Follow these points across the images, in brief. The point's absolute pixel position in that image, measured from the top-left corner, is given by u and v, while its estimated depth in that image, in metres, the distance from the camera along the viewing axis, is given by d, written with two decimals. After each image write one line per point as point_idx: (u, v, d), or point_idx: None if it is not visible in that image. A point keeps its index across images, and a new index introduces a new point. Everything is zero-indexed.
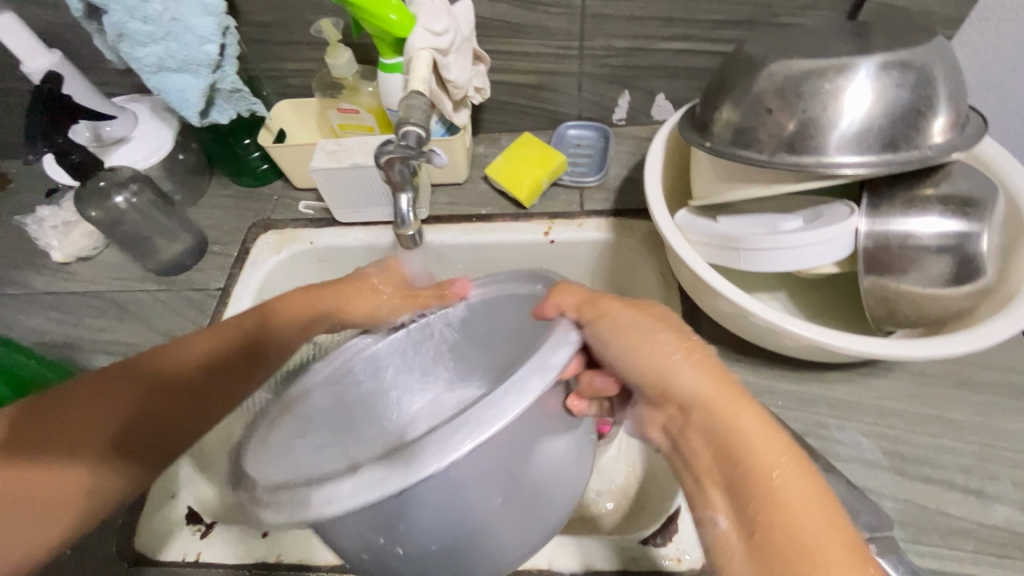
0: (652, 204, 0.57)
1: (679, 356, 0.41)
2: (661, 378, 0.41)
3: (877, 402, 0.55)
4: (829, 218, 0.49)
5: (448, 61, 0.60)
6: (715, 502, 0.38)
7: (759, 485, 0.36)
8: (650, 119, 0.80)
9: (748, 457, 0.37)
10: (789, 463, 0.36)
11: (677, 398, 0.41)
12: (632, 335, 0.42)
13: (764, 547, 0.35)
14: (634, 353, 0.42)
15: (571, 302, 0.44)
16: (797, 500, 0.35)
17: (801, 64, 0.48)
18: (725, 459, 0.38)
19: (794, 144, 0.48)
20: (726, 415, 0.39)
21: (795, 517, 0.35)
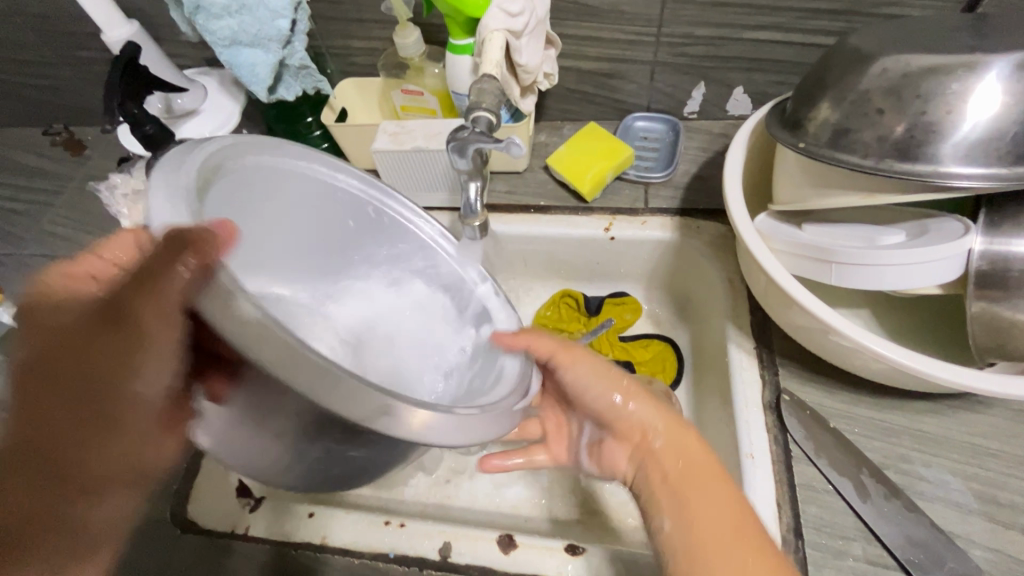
0: (731, 206, 0.53)
1: (638, 396, 0.50)
2: (630, 416, 0.50)
3: (969, 438, 0.50)
4: (939, 235, 0.44)
5: (520, 45, 0.58)
6: (660, 506, 0.45)
7: (683, 477, 0.45)
8: (725, 114, 0.76)
9: (683, 470, 0.45)
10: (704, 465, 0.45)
11: (638, 432, 0.49)
12: (596, 367, 0.52)
13: (687, 525, 0.42)
14: (605, 385, 0.51)
15: (545, 346, 0.50)
16: (709, 491, 0.43)
17: (921, 59, 0.43)
18: (671, 474, 0.46)
19: (905, 150, 0.43)
20: (667, 435, 0.48)
21: (711, 502, 0.43)
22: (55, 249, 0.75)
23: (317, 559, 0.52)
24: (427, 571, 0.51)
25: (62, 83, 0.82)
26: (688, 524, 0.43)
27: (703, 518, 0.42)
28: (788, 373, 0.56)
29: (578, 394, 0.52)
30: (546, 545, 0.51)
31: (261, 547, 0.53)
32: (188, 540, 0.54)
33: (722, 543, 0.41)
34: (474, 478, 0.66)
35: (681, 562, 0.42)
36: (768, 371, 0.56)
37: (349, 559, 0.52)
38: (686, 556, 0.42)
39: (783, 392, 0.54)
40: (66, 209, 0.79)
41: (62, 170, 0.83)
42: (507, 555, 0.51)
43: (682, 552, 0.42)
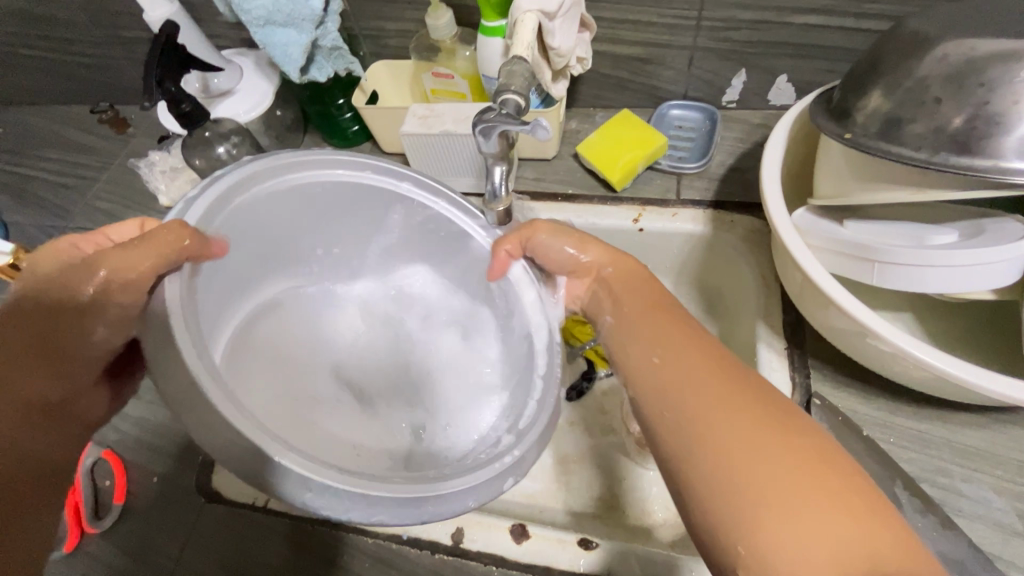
0: (768, 199, 0.50)
1: (592, 244, 0.50)
2: (582, 261, 0.50)
3: (1015, 455, 0.47)
4: (996, 235, 0.41)
5: (554, 26, 0.56)
6: (606, 312, 0.48)
7: (628, 294, 0.47)
8: (766, 103, 0.72)
9: (628, 287, 0.47)
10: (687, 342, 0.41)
11: (594, 271, 0.50)
12: (561, 236, 0.50)
13: (649, 351, 0.42)
14: (564, 240, 0.50)
15: (515, 240, 0.49)
16: (648, 304, 0.45)
17: (987, 45, 0.39)
18: (618, 294, 0.47)
19: (964, 143, 0.40)
20: (619, 264, 0.49)
21: (648, 312, 0.44)
22: (97, 222, 0.78)
23: (333, 536, 0.53)
24: (439, 555, 0.51)
25: (107, 62, 0.85)
26: (681, 391, 0.38)
27: (644, 318, 0.44)
28: (821, 376, 0.53)
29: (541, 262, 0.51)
30: (559, 537, 0.50)
31: (279, 520, 0.54)
32: (210, 508, 0.56)
33: (660, 340, 0.42)
34: None
35: (619, 352, 0.44)
36: (799, 374, 0.53)
37: (363, 538, 0.53)
38: (629, 352, 0.43)
39: (814, 396, 0.52)
40: (108, 184, 0.82)
41: (105, 147, 0.86)
42: (519, 545, 0.50)
43: (673, 418, 0.38)
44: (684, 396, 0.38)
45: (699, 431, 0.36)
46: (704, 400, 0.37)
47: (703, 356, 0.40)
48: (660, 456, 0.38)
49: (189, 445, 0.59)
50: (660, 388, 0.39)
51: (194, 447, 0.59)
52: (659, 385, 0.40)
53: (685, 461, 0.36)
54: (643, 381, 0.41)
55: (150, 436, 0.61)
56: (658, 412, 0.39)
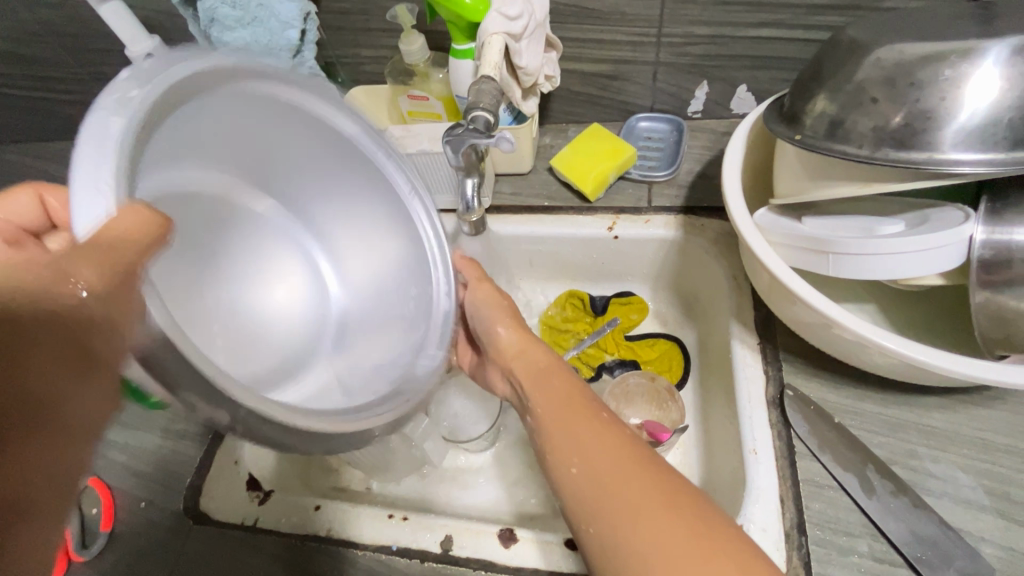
0: (729, 200, 0.53)
1: (511, 325, 0.55)
2: (501, 338, 0.55)
3: (980, 433, 0.49)
4: (938, 223, 0.44)
5: (520, 47, 0.59)
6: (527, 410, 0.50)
7: (539, 386, 0.49)
8: (730, 112, 0.76)
9: (541, 380, 0.50)
10: (602, 441, 0.42)
11: (509, 353, 0.54)
12: (500, 309, 0.57)
13: (569, 453, 0.43)
14: (494, 314, 0.56)
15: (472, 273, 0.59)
16: (563, 392, 0.48)
17: (917, 48, 0.42)
18: (533, 382, 0.50)
19: (902, 139, 0.43)
20: (531, 356, 0.53)
21: (563, 399, 0.47)
22: None
23: (324, 551, 0.53)
24: (428, 563, 0.52)
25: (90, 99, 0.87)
26: (604, 498, 0.39)
27: (556, 411, 0.46)
28: (793, 369, 0.55)
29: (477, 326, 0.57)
30: (546, 540, 0.51)
31: (269, 538, 0.54)
32: (199, 531, 0.56)
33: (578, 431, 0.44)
34: (478, 476, 0.67)
35: (541, 451, 0.45)
36: (772, 367, 0.55)
37: (353, 551, 0.53)
38: (549, 450, 0.44)
39: (786, 387, 0.54)
40: None
41: None
42: (507, 549, 0.51)
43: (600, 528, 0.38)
44: (607, 487, 0.39)
45: (632, 529, 0.37)
46: (629, 491, 0.38)
47: (615, 441, 0.42)
48: None
49: (178, 469, 0.60)
50: (587, 491, 0.40)
51: (182, 471, 0.60)
52: (586, 484, 0.40)
53: None
54: (574, 490, 0.41)
55: (137, 463, 0.61)
56: (583, 511, 0.40)
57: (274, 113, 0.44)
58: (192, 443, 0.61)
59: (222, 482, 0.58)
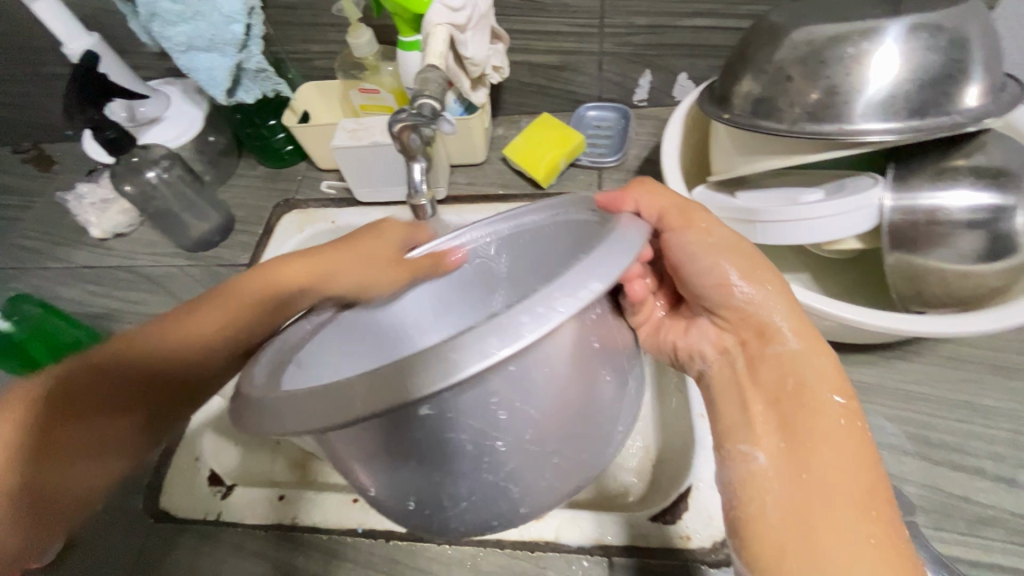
0: (668, 179, 0.56)
1: (767, 285, 0.41)
2: (743, 300, 0.41)
3: (903, 385, 0.53)
4: (852, 189, 0.48)
5: (465, 38, 0.61)
6: (761, 446, 0.37)
7: (810, 432, 0.36)
8: (673, 100, 0.79)
9: (812, 432, 0.36)
10: (867, 531, 0.33)
11: (751, 328, 0.41)
12: (707, 251, 0.42)
13: (808, 520, 0.34)
14: (727, 270, 0.42)
15: (654, 204, 0.45)
16: (829, 446, 0.35)
17: (825, 29, 0.46)
18: (781, 412, 0.37)
19: (816, 113, 0.46)
20: (803, 369, 0.38)
21: (828, 456, 0.35)
22: (24, 260, 0.77)
23: (289, 538, 0.54)
24: (395, 542, 0.53)
25: (27, 100, 0.84)
26: None
27: (818, 497, 0.34)
28: None
29: (681, 269, 0.44)
30: None
31: (235, 530, 0.55)
32: (163, 528, 0.55)
33: (845, 529, 0.33)
34: None
35: (756, 500, 0.36)
36: None
37: (320, 536, 0.54)
38: (801, 519, 0.34)
39: None
40: (36, 221, 0.81)
41: (32, 185, 0.85)
42: None
43: None
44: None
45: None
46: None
47: (880, 550, 0.32)
48: None
49: (137, 469, 0.59)
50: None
51: (141, 472, 0.59)
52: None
53: None
54: (804, 570, 0.32)
55: None
56: None
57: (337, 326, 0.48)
58: None
59: (183, 479, 0.58)
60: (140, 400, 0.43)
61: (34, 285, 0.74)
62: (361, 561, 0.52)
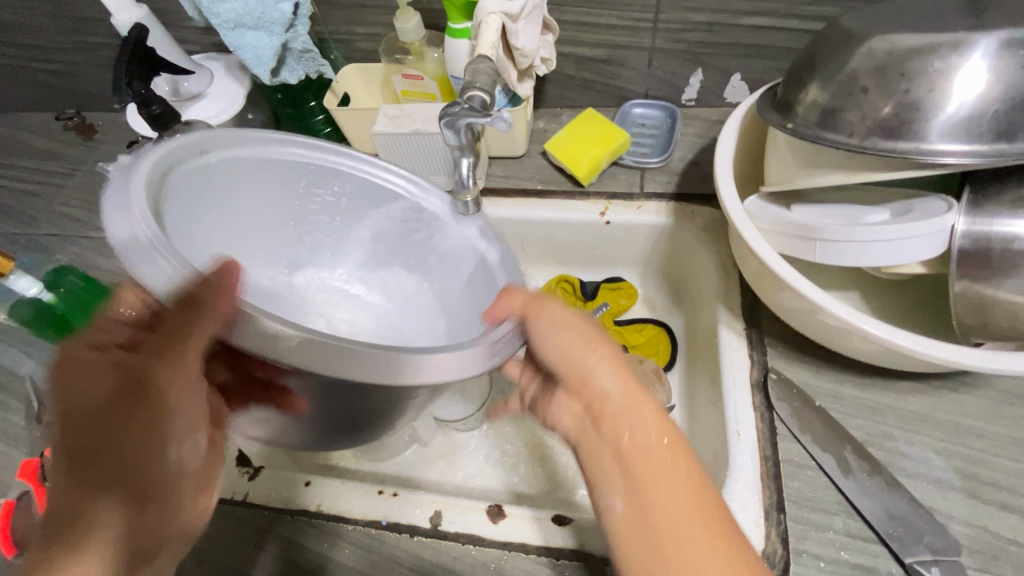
0: (720, 186, 0.54)
1: (602, 350, 0.45)
2: (583, 372, 0.45)
3: (952, 417, 0.51)
4: (921, 213, 0.45)
5: (518, 28, 0.59)
6: (613, 493, 0.42)
7: (637, 442, 0.42)
8: (723, 101, 0.76)
9: (643, 456, 0.41)
10: (722, 556, 0.37)
11: (594, 397, 0.45)
12: (567, 330, 0.46)
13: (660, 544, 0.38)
14: (566, 344, 0.46)
15: (517, 303, 0.46)
16: (677, 478, 0.40)
17: (907, 39, 0.43)
18: (624, 457, 0.42)
19: (890, 129, 0.44)
20: (635, 422, 0.43)
21: (654, 458, 0.41)
22: (66, 228, 0.78)
23: (313, 525, 0.54)
24: (419, 538, 0.53)
25: (73, 68, 0.85)
26: None
27: (668, 521, 0.39)
28: (777, 353, 0.56)
29: (540, 351, 0.47)
30: (534, 516, 0.52)
31: (260, 512, 0.55)
32: None
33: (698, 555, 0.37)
34: (467, 454, 0.68)
35: (608, 501, 0.42)
36: (757, 351, 0.56)
37: (343, 526, 0.54)
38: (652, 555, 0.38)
39: (770, 370, 0.55)
40: (78, 189, 0.82)
41: (74, 152, 0.86)
42: (496, 524, 0.52)
43: None
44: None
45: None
46: None
47: (708, 536, 0.38)
48: None
49: None
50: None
51: None
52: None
53: None
54: None
55: None
56: None
57: (228, 189, 0.47)
58: None
59: None
60: (115, 469, 0.37)
61: (74, 253, 0.75)
62: (384, 554, 0.52)
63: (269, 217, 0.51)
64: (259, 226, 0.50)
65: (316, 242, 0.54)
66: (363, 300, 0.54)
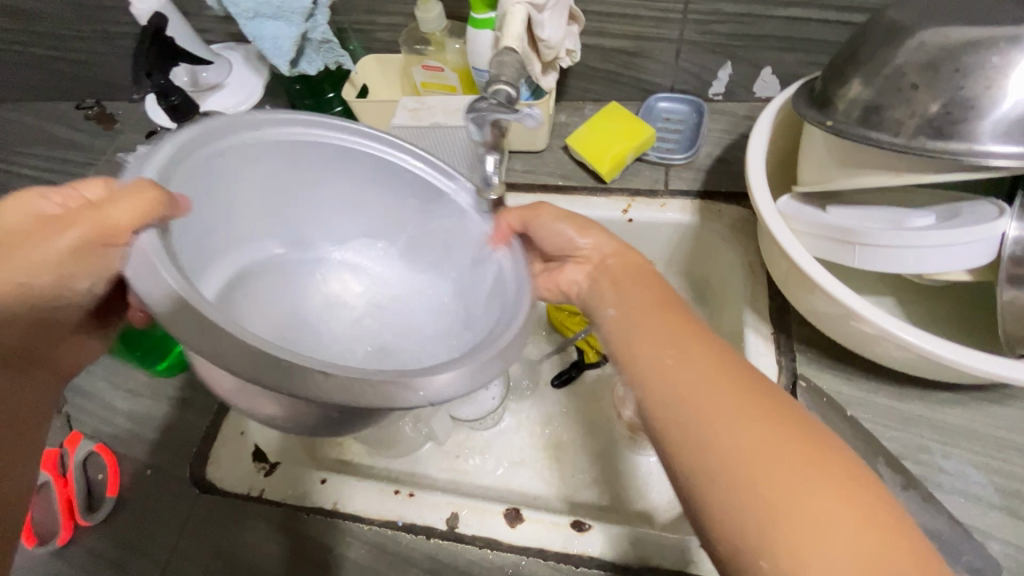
0: (753, 186, 0.52)
1: (594, 232, 0.48)
2: (582, 247, 0.47)
3: (992, 431, 0.49)
4: (970, 217, 0.43)
5: (543, 18, 0.57)
6: (608, 303, 0.44)
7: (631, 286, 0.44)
8: (752, 96, 0.74)
9: (635, 284, 0.44)
10: (708, 358, 0.38)
11: (593, 255, 0.47)
12: (560, 221, 0.48)
13: (653, 344, 0.39)
14: (565, 228, 0.47)
15: (514, 219, 0.47)
16: (658, 300, 0.42)
17: (961, 33, 0.41)
18: (619, 285, 0.44)
19: (940, 128, 0.41)
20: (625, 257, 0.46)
21: (653, 313, 0.42)
22: None
23: (329, 524, 0.54)
24: (435, 540, 0.52)
25: (93, 57, 0.84)
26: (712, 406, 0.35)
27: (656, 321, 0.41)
28: (806, 359, 0.54)
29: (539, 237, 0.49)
30: (552, 521, 0.51)
31: (277, 509, 0.55)
32: (207, 499, 0.56)
33: (687, 355, 0.38)
34: (483, 452, 0.67)
35: (626, 353, 0.41)
36: (785, 357, 0.55)
37: (360, 525, 0.53)
38: (640, 353, 0.40)
39: (799, 378, 0.53)
40: None
41: (94, 142, 0.86)
42: (513, 528, 0.51)
43: (680, 433, 0.36)
44: (726, 435, 0.34)
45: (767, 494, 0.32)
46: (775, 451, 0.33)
47: (731, 378, 0.37)
48: (692, 500, 0.35)
49: (185, 439, 0.60)
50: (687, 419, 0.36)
51: (188, 442, 0.60)
52: (695, 419, 0.35)
53: (744, 493, 0.32)
54: (659, 397, 0.37)
55: (143, 430, 0.61)
56: (670, 421, 0.36)
57: (224, 172, 0.43)
58: (197, 414, 0.61)
59: (227, 452, 0.58)
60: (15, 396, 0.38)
61: None
62: (400, 554, 0.52)
63: (264, 196, 0.47)
64: (251, 207, 0.46)
65: (311, 222, 0.50)
66: (369, 277, 0.52)
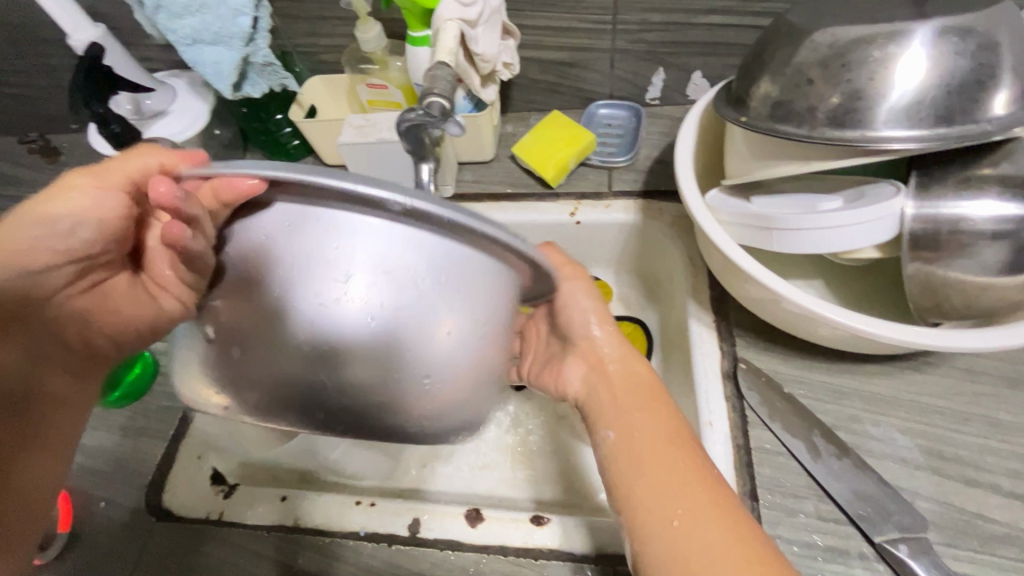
0: (682, 182, 0.54)
1: (610, 325, 0.50)
2: (592, 338, 0.50)
3: (916, 397, 0.52)
4: (873, 198, 0.46)
5: (476, 34, 0.59)
6: (607, 425, 0.46)
7: (636, 405, 0.46)
8: (687, 99, 0.78)
9: (634, 399, 0.46)
10: (695, 489, 0.40)
11: (596, 355, 0.50)
12: (589, 293, 0.51)
13: (642, 471, 0.42)
14: (588, 309, 0.50)
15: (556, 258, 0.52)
16: (665, 429, 0.44)
17: (848, 31, 0.45)
18: (619, 405, 0.46)
19: (837, 118, 0.45)
20: (627, 366, 0.48)
21: (657, 437, 0.43)
22: None
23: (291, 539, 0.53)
24: (397, 546, 0.52)
25: (34, 91, 0.84)
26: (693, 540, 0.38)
27: (648, 447, 0.43)
28: (745, 343, 0.57)
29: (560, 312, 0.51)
30: (512, 518, 0.52)
31: (238, 531, 0.54)
32: (162, 527, 0.56)
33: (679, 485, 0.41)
34: (449, 458, 0.68)
35: (621, 483, 0.43)
36: (726, 342, 0.57)
37: (321, 538, 0.53)
38: (637, 488, 0.42)
39: (739, 360, 0.56)
40: None
41: (38, 176, 0.84)
42: (474, 528, 0.52)
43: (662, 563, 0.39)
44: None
45: None
46: None
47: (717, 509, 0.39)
48: None
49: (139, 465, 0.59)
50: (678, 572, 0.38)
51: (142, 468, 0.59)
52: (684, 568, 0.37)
53: None
54: (657, 537, 0.39)
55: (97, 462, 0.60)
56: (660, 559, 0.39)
57: None
58: (154, 440, 0.60)
59: (185, 478, 0.58)
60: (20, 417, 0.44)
61: None
62: (362, 564, 0.52)
63: None
64: None
65: None
66: None
